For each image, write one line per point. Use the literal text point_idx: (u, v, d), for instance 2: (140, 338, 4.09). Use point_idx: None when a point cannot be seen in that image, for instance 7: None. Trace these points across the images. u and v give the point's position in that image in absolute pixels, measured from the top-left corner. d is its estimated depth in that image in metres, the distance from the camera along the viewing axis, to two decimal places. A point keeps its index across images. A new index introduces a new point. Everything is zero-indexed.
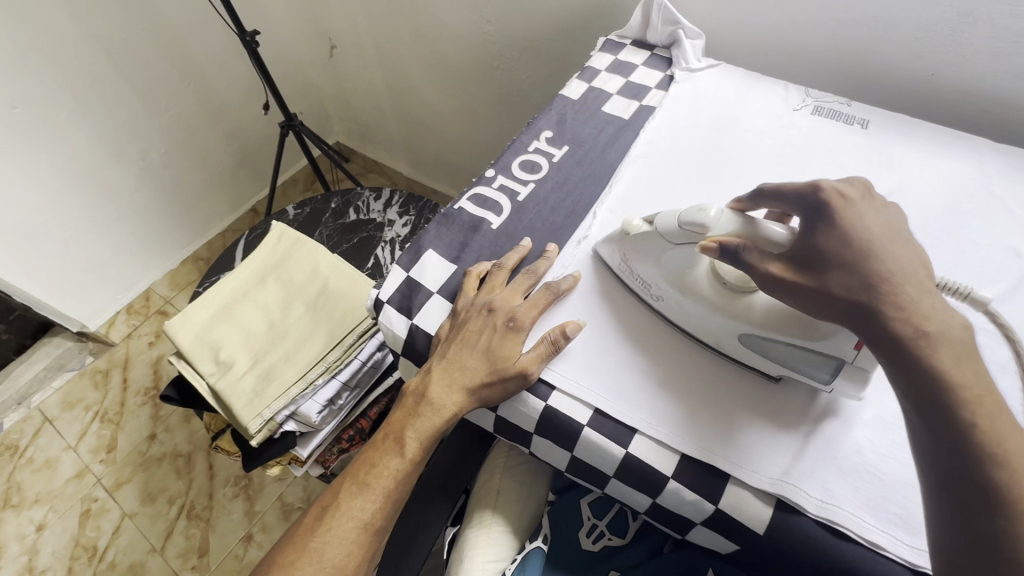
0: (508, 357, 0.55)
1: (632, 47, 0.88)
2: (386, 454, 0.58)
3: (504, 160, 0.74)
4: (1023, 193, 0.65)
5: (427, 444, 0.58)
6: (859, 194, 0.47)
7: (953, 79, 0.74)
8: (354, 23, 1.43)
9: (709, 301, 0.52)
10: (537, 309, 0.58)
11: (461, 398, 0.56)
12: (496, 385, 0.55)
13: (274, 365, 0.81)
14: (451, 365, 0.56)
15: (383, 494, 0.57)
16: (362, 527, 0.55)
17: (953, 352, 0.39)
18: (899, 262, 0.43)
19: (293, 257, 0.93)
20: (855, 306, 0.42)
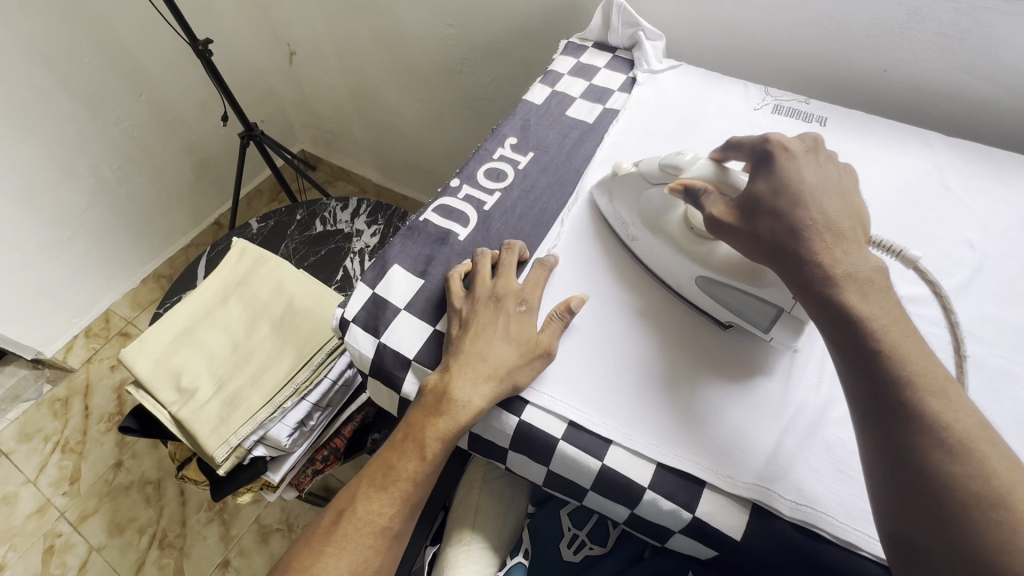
0: (529, 339, 0.54)
1: (594, 49, 0.88)
2: (406, 459, 0.53)
3: (469, 169, 0.73)
4: (975, 185, 0.66)
5: (449, 445, 0.53)
6: (805, 149, 0.53)
7: (904, 74, 0.75)
8: (313, 29, 1.39)
9: (676, 241, 0.56)
10: (541, 290, 0.58)
11: (490, 394, 0.52)
12: (525, 368, 0.53)
13: (241, 389, 0.78)
14: (473, 357, 0.53)
15: (404, 498, 0.54)
16: (381, 531, 0.53)
17: (860, 289, 0.44)
18: (824, 207, 0.48)
19: (256, 275, 0.90)
20: (780, 246, 0.47)
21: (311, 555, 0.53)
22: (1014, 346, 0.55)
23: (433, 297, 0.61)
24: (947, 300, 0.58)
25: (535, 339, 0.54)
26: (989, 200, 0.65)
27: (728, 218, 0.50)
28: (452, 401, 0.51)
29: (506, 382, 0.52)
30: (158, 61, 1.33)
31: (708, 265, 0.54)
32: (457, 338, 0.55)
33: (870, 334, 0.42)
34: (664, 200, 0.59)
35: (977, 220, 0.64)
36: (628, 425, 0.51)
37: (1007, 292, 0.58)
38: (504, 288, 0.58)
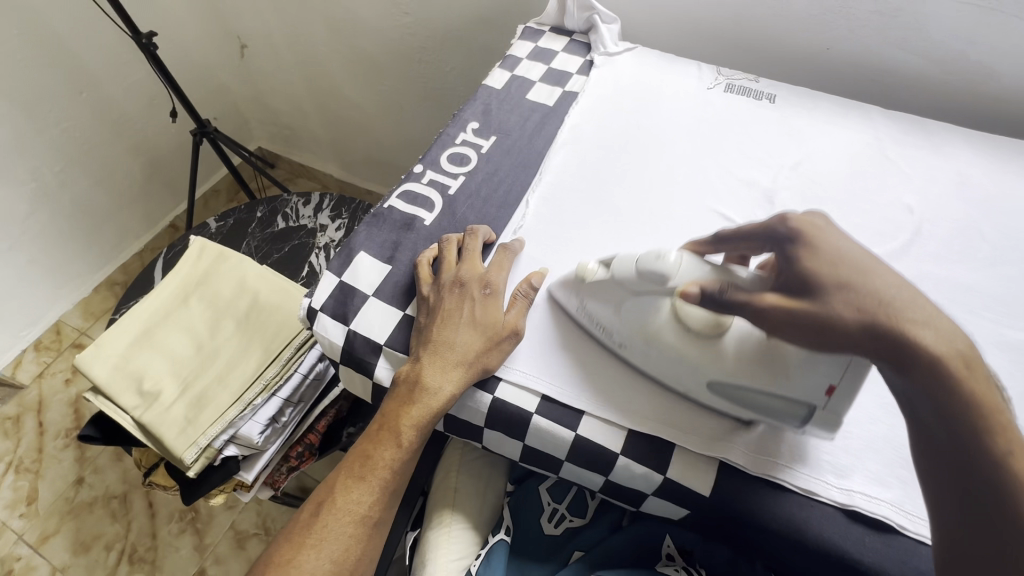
0: (496, 322, 0.55)
1: (552, 33, 0.89)
2: (383, 448, 0.53)
3: (432, 155, 0.73)
4: (912, 154, 0.70)
5: (424, 431, 0.53)
6: (822, 223, 0.52)
7: (846, 51, 0.79)
8: (264, 20, 1.35)
9: (677, 350, 0.49)
10: (505, 273, 0.58)
11: (460, 378, 0.52)
12: (494, 351, 0.53)
13: (207, 390, 0.76)
14: (442, 345, 0.53)
15: (382, 487, 0.54)
16: (360, 521, 0.53)
17: (969, 369, 0.42)
18: (890, 281, 0.46)
19: (217, 272, 0.87)
20: (870, 329, 0.43)
21: (290, 550, 0.52)
22: (950, 301, 0.59)
23: (402, 282, 0.61)
24: (891, 262, 0.61)
25: (502, 320, 0.55)
26: (926, 167, 0.69)
27: (784, 302, 0.45)
28: (424, 388, 0.52)
29: (475, 366, 0.53)
30: (99, 58, 1.27)
31: (722, 369, 0.48)
32: (426, 326, 0.55)
33: (979, 414, 0.40)
34: (646, 306, 0.50)
35: (915, 187, 0.68)
36: (597, 396, 0.52)
37: (945, 253, 0.62)
38: (469, 271, 0.58)
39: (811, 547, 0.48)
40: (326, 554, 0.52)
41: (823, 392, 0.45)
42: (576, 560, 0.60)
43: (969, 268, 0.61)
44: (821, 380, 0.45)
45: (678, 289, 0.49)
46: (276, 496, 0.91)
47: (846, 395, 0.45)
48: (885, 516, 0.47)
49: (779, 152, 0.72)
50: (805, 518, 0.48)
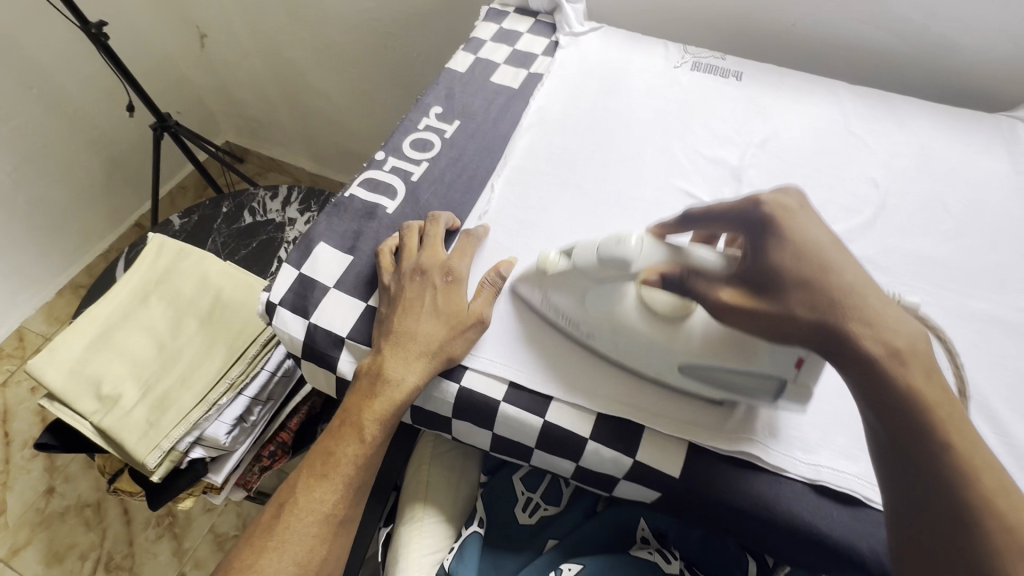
0: (459, 310, 0.53)
1: (516, 14, 0.86)
2: (345, 444, 0.52)
3: (394, 141, 0.71)
4: (877, 128, 0.70)
5: (388, 425, 0.52)
6: (797, 205, 0.47)
7: (810, 26, 0.78)
8: (222, 8, 1.31)
9: (645, 337, 0.48)
10: (468, 260, 0.57)
11: (422, 369, 0.51)
12: (457, 340, 0.52)
13: (169, 392, 0.73)
14: (403, 336, 0.52)
15: (347, 484, 0.52)
16: (325, 519, 0.52)
17: (921, 370, 0.39)
18: (848, 275, 0.42)
19: (178, 270, 0.84)
20: (822, 325, 0.40)
21: (252, 552, 0.51)
22: (914, 274, 0.59)
23: (365, 272, 0.59)
24: (855, 237, 0.61)
25: (465, 308, 0.53)
26: (891, 141, 0.69)
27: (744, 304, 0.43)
28: (386, 381, 0.50)
29: (438, 358, 0.51)
30: (49, 51, 1.21)
31: (692, 354, 0.47)
32: (387, 317, 0.54)
33: (924, 416, 0.38)
34: (610, 292, 0.49)
35: (880, 161, 0.68)
36: (566, 381, 0.52)
37: (909, 226, 0.62)
38: (430, 259, 0.56)
39: (781, 526, 0.48)
40: (290, 554, 0.50)
41: (791, 367, 0.44)
42: (551, 548, 0.59)
43: (933, 239, 0.61)
44: (790, 354, 0.44)
45: (640, 276, 0.47)
46: (250, 497, 0.89)
47: (815, 365, 0.44)
48: (852, 489, 0.47)
49: (746, 129, 0.71)
50: (774, 496, 0.48)
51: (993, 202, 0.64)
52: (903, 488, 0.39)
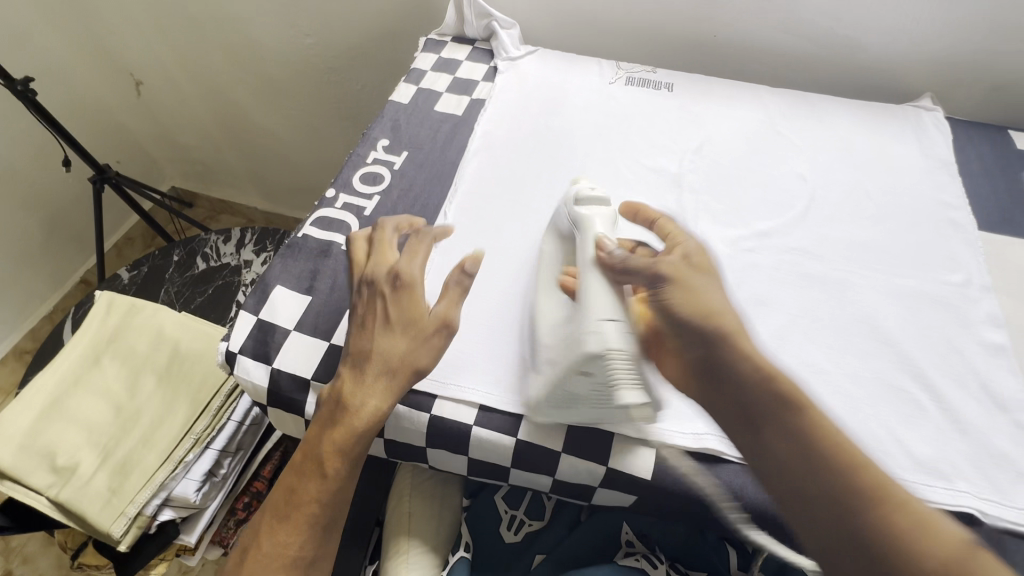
0: (418, 319, 0.52)
1: (453, 43, 0.89)
2: (311, 474, 0.50)
3: (343, 177, 0.72)
4: (800, 126, 0.76)
5: (352, 452, 0.50)
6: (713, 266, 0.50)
7: (732, 35, 0.84)
8: (157, 54, 1.29)
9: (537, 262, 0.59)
10: (415, 262, 0.56)
11: (384, 387, 0.50)
12: (419, 352, 0.51)
13: (131, 455, 0.70)
14: (363, 353, 0.51)
15: (318, 519, 0.50)
16: (291, 562, 0.49)
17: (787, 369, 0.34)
18: (723, 293, 0.43)
19: (130, 327, 0.82)
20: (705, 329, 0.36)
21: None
22: (848, 259, 0.63)
23: (325, 312, 0.59)
24: (790, 230, 0.65)
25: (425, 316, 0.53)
26: (814, 138, 0.74)
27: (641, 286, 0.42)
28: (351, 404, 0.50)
29: (401, 374, 0.51)
30: None
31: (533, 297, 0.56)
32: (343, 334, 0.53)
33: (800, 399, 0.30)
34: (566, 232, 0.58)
35: (806, 156, 0.72)
36: None
37: (838, 215, 0.67)
38: (379, 268, 0.55)
39: None
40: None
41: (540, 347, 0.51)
42: (539, 564, 0.59)
43: (860, 225, 0.66)
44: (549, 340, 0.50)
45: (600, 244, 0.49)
46: None
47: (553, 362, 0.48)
48: None
49: (682, 137, 0.75)
50: None
51: (911, 185, 0.69)
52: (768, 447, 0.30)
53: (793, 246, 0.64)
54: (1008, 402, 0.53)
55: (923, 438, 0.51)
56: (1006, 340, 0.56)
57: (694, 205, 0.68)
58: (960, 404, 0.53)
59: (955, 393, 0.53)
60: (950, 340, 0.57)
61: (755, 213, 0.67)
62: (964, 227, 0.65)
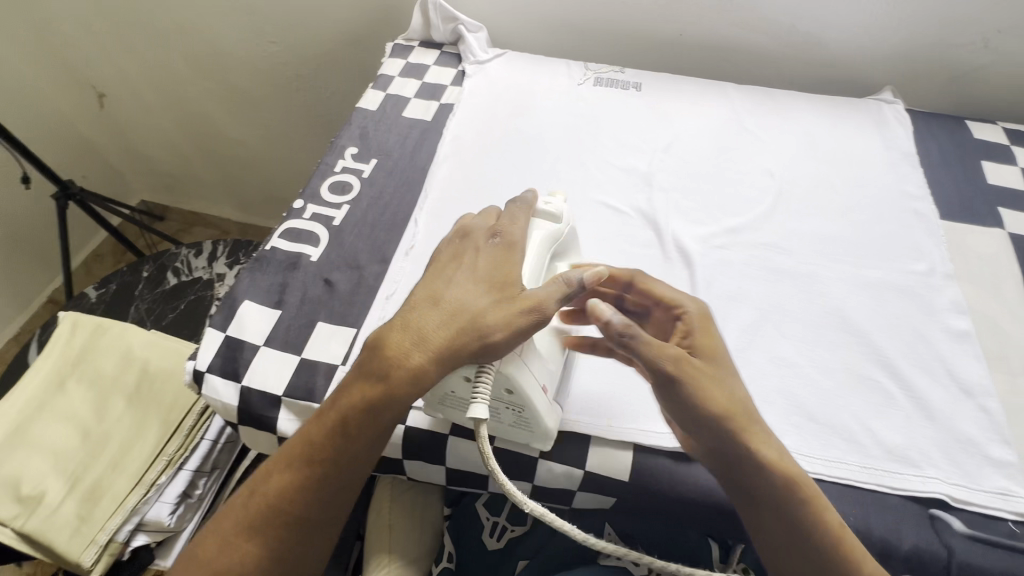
0: (510, 283, 0.45)
1: (421, 48, 0.88)
2: (330, 429, 0.45)
3: (311, 187, 0.70)
4: (766, 122, 0.76)
5: (385, 412, 0.44)
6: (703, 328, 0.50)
7: (697, 34, 0.84)
8: (119, 65, 1.26)
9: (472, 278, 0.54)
10: (521, 224, 0.49)
11: (442, 342, 0.43)
12: (494, 315, 0.43)
13: (101, 479, 0.68)
14: (435, 298, 0.45)
15: (323, 482, 0.44)
16: (286, 517, 0.44)
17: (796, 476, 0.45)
18: (737, 380, 0.47)
19: (97, 347, 0.79)
20: (721, 437, 0.45)
21: (217, 545, 0.45)
22: (816, 252, 0.64)
23: (295, 326, 0.58)
24: (760, 226, 0.66)
25: (516, 277, 0.45)
26: (780, 134, 0.75)
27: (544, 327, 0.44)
28: (396, 359, 0.43)
29: (467, 335, 0.42)
30: None
31: None
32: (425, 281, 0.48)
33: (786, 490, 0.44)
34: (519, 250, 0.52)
35: (773, 151, 0.73)
36: None
37: (805, 208, 0.68)
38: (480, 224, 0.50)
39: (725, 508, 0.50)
40: (251, 556, 0.44)
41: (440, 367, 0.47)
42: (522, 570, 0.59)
43: (827, 218, 0.67)
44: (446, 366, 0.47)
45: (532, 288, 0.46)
46: None
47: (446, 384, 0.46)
48: None
49: (651, 136, 0.75)
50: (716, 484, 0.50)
51: (875, 177, 0.70)
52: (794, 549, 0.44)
53: (762, 240, 0.65)
54: (973, 387, 0.54)
55: (893, 427, 0.52)
56: (969, 326, 0.58)
57: (664, 204, 0.68)
58: (927, 391, 0.54)
59: (923, 381, 0.54)
60: (915, 328, 0.58)
61: (724, 210, 0.68)
62: (926, 216, 0.66)
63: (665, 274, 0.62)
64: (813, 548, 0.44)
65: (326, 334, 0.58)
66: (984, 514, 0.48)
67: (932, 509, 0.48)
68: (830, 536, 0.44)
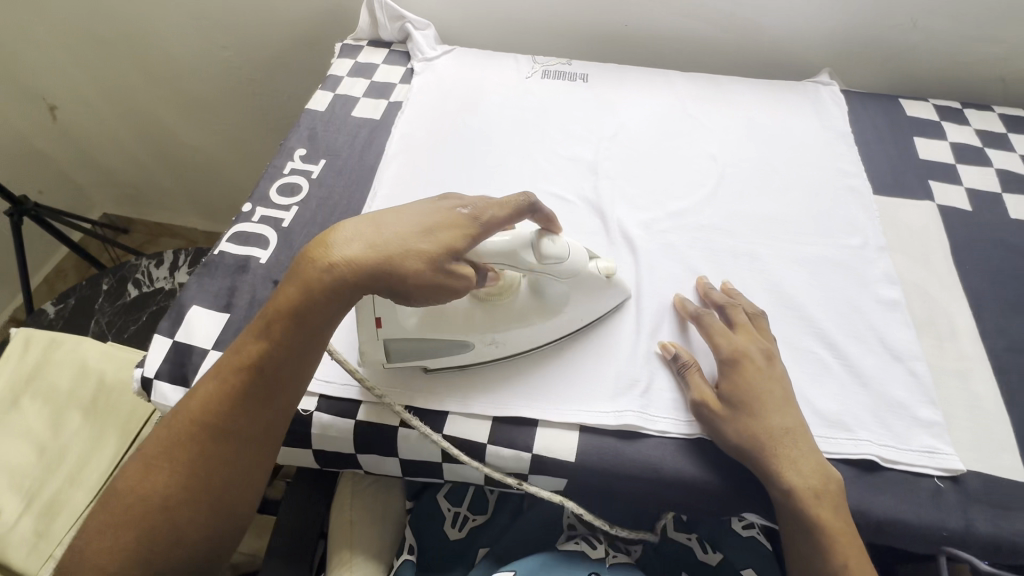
0: (441, 230, 0.47)
1: (369, 47, 0.88)
2: (257, 341, 0.47)
3: (260, 190, 0.70)
4: (708, 108, 0.78)
5: (308, 321, 0.46)
6: (766, 358, 0.53)
7: (641, 25, 0.86)
8: (69, 75, 1.23)
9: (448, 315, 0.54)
10: (503, 216, 0.49)
11: (361, 255, 0.45)
12: (414, 244, 0.45)
13: (57, 495, 0.68)
14: (365, 221, 0.47)
15: (246, 391, 0.47)
16: (215, 428, 0.46)
17: (831, 505, 0.48)
18: (784, 412, 0.50)
19: (50, 362, 0.78)
20: (752, 462, 0.49)
21: (144, 467, 0.46)
22: (756, 232, 0.66)
23: (244, 328, 0.59)
24: (703, 208, 0.68)
25: (462, 246, 0.47)
26: (723, 120, 0.77)
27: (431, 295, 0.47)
28: (316, 272, 0.45)
29: (390, 273, 0.45)
30: None
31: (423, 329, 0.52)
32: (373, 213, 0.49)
33: (813, 520, 0.47)
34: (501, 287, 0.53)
35: (715, 136, 0.75)
36: (461, 397, 0.54)
37: (746, 190, 0.70)
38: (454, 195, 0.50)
39: (669, 483, 0.52)
40: (179, 471, 0.45)
41: (372, 324, 0.51)
42: (483, 556, 0.60)
43: (767, 198, 0.69)
44: (370, 312, 0.51)
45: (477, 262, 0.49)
46: None
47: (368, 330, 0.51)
48: None
49: (597, 126, 0.77)
50: (660, 460, 0.52)
51: (813, 157, 0.73)
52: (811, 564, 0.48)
53: (706, 222, 0.67)
54: (903, 352, 0.56)
55: (829, 394, 0.54)
56: (900, 295, 0.60)
57: (610, 191, 0.69)
58: (859, 358, 0.56)
59: (856, 349, 0.57)
60: (849, 299, 0.60)
61: (669, 195, 0.69)
62: (861, 192, 0.69)
63: (610, 259, 0.63)
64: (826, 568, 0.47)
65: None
66: (912, 471, 0.50)
67: (864, 470, 0.51)
68: (839, 561, 0.47)
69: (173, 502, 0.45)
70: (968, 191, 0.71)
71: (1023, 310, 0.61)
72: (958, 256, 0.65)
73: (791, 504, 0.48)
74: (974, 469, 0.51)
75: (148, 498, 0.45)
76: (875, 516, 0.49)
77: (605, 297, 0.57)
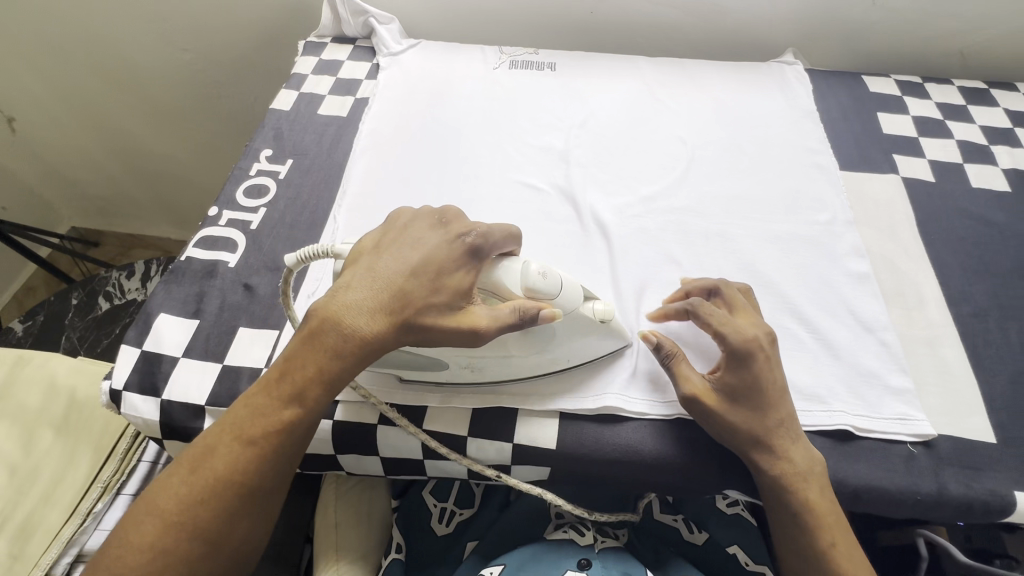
0: (455, 279, 0.45)
1: (333, 44, 0.87)
2: (283, 401, 0.43)
3: (226, 193, 0.69)
4: (676, 92, 0.79)
5: (340, 381, 0.44)
6: (768, 345, 0.51)
7: (606, 11, 0.86)
8: (26, 86, 1.17)
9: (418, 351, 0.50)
10: (499, 246, 0.47)
11: (388, 321, 0.43)
12: (438, 301, 0.44)
13: (31, 517, 0.66)
14: (376, 277, 0.44)
15: (278, 450, 0.43)
16: (242, 486, 0.42)
17: (817, 486, 0.48)
18: (779, 400, 0.50)
19: (17, 382, 0.75)
20: (744, 449, 0.49)
21: (158, 525, 0.41)
22: (728, 212, 0.66)
23: (215, 333, 0.57)
24: (675, 191, 0.68)
25: (468, 284, 0.46)
26: (692, 104, 0.77)
27: (445, 339, 0.45)
28: (348, 338, 0.43)
29: (419, 330, 0.44)
30: None
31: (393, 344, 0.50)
32: (370, 249, 0.47)
33: (800, 502, 0.48)
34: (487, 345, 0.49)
35: (685, 120, 0.75)
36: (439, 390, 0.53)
37: (716, 171, 0.70)
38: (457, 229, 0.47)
39: (651, 465, 0.52)
40: (203, 531, 0.41)
41: None
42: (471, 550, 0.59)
43: (736, 179, 0.69)
44: None
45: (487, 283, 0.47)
46: None
47: None
48: None
49: (566, 114, 0.77)
50: (640, 445, 0.52)
51: (781, 136, 0.73)
52: (794, 545, 0.49)
53: (678, 205, 0.67)
54: (873, 323, 0.57)
55: (803, 368, 0.55)
56: (868, 268, 0.61)
57: (581, 178, 0.69)
58: (832, 331, 0.57)
59: (829, 323, 0.57)
60: (820, 273, 0.61)
61: (640, 179, 0.70)
62: (828, 168, 0.70)
63: (583, 246, 0.63)
64: (812, 548, 0.48)
65: (248, 339, 0.57)
66: (885, 439, 0.51)
67: (839, 441, 0.52)
68: (826, 541, 0.47)
69: (196, 564, 0.41)
70: (932, 163, 0.72)
71: (985, 276, 0.62)
72: (923, 227, 0.66)
73: (779, 487, 0.48)
74: (945, 433, 0.52)
75: (166, 560, 0.40)
76: (851, 484, 0.50)
77: (596, 341, 0.52)
